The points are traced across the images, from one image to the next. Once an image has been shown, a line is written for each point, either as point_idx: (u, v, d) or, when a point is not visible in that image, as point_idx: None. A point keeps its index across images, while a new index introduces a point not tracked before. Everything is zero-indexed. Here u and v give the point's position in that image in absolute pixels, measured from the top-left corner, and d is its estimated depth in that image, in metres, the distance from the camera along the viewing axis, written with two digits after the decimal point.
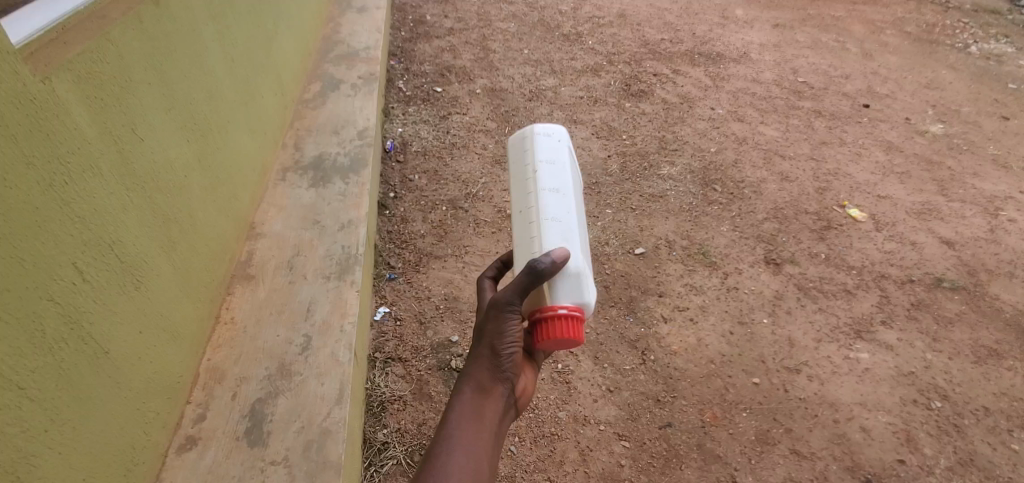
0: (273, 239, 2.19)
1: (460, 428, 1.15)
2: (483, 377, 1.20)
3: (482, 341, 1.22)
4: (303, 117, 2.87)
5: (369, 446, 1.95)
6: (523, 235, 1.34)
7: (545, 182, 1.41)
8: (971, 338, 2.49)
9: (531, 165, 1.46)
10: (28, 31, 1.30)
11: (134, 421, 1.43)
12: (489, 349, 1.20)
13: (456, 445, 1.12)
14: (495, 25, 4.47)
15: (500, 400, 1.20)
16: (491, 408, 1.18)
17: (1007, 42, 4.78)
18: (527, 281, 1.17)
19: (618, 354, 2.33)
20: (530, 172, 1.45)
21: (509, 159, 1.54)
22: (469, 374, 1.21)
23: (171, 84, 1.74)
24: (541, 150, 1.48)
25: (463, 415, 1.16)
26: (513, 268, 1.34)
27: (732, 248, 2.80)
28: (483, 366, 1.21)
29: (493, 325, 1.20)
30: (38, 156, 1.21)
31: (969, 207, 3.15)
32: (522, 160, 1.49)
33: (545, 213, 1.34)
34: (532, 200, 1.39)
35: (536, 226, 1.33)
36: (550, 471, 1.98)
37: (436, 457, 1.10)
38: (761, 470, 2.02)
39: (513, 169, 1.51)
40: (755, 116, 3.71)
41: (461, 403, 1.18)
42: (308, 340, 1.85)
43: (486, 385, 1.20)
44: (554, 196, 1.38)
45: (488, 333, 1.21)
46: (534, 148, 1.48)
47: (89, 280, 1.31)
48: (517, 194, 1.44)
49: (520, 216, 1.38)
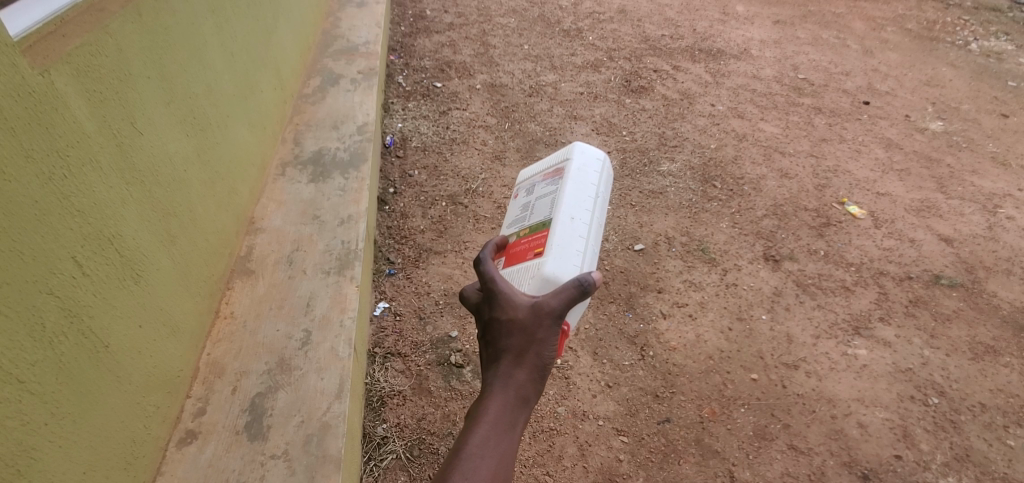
0: (272, 234, 2.19)
1: (496, 432, 1.17)
2: (523, 385, 1.23)
3: (529, 346, 1.22)
4: (302, 112, 2.87)
5: (368, 440, 1.96)
6: (569, 241, 1.42)
7: (597, 213, 1.56)
8: (968, 335, 2.50)
9: (592, 189, 1.59)
10: (27, 24, 1.31)
11: (135, 415, 1.43)
12: (537, 358, 1.23)
13: (491, 450, 1.15)
14: (495, 21, 4.46)
15: (531, 409, 1.24)
16: (523, 416, 1.22)
17: (1007, 40, 4.78)
18: (575, 298, 1.20)
19: (617, 349, 2.34)
20: (591, 196, 1.58)
21: (572, 162, 1.61)
22: (512, 377, 1.22)
23: (171, 78, 1.75)
24: (602, 184, 1.64)
25: (501, 420, 1.19)
26: (543, 258, 1.37)
27: (732, 245, 2.80)
28: (525, 372, 1.23)
29: (540, 332, 1.22)
30: (39, 149, 1.21)
31: (968, 204, 3.15)
32: (585, 176, 1.60)
33: (590, 237, 1.48)
34: (584, 217, 1.50)
35: (582, 243, 1.44)
36: (550, 466, 1.99)
37: (471, 457, 1.13)
38: (759, 465, 2.04)
39: (576, 175, 1.59)
40: (755, 113, 3.70)
41: (500, 407, 1.20)
42: (307, 335, 1.85)
43: (522, 392, 1.22)
44: (597, 226, 1.53)
45: (536, 341, 1.22)
46: (598, 179, 1.63)
47: (89, 274, 1.32)
48: (571, 200, 1.52)
49: (571, 221, 1.46)
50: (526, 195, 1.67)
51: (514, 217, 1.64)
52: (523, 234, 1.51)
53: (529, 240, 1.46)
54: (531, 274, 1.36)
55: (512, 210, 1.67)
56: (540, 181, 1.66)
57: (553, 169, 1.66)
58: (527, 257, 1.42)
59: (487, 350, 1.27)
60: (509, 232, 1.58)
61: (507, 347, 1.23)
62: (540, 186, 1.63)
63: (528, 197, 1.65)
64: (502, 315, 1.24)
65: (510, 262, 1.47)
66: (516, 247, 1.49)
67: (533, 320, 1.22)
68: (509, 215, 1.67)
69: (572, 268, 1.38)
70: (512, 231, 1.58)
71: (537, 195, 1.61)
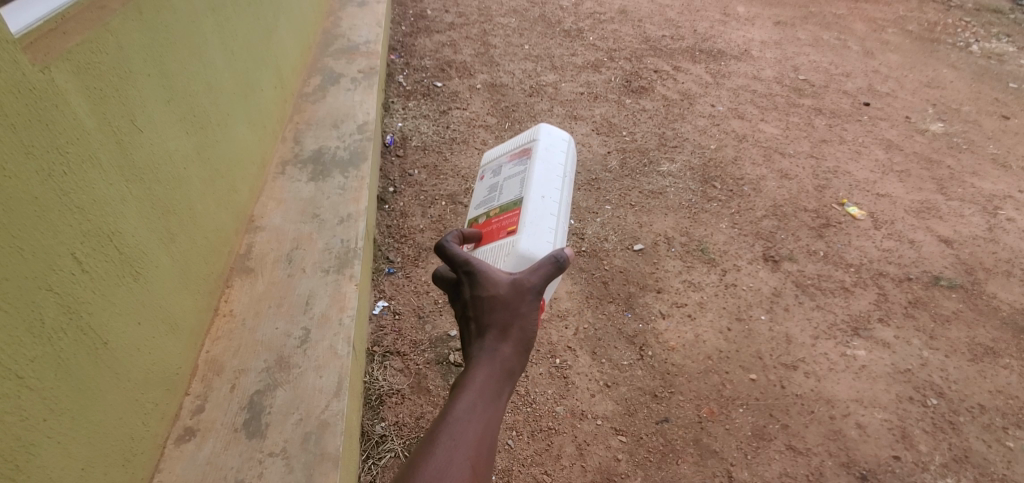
0: (272, 232, 2.19)
1: (483, 400, 1.15)
2: (508, 357, 1.21)
3: (513, 320, 1.21)
4: (302, 111, 2.87)
5: (367, 439, 1.96)
6: (542, 219, 1.45)
7: (566, 191, 1.61)
8: (967, 336, 2.50)
9: (559, 168, 1.63)
10: (28, 21, 1.31)
11: (134, 412, 1.44)
12: (520, 332, 1.22)
13: (477, 417, 1.12)
14: (496, 21, 4.47)
15: (516, 382, 1.21)
16: (508, 388, 1.20)
17: (1008, 41, 4.77)
18: (552, 273, 1.24)
19: (615, 349, 2.34)
20: (559, 175, 1.62)
21: (539, 142, 1.65)
22: (497, 348, 1.20)
23: (171, 76, 1.75)
24: (569, 164, 1.68)
25: (488, 389, 1.16)
26: (518, 236, 1.39)
27: (731, 245, 2.80)
28: (511, 345, 1.21)
29: (521, 306, 1.22)
30: (39, 146, 1.22)
31: (968, 206, 3.15)
32: (553, 156, 1.64)
33: (561, 214, 1.52)
34: (553, 195, 1.54)
35: (553, 220, 1.48)
36: (548, 465, 1.99)
37: (458, 422, 1.10)
38: (757, 465, 2.04)
39: (544, 155, 1.63)
40: (755, 113, 3.70)
41: (487, 377, 1.17)
42: (306, 333, 1.85)
43: (507, 365, 1.21)
44: (565, 204, 1.57)
45: (518, 316, 1.22)
46: (565, 159, 1.68)
47: (89, 271, 1.32)
48: (541, 179, 1.56)
49: (541, 199, 1.50)
50: (493, 176, 1.69)
51: (481, 198, 1.65)
52: (493, 213, 1.53)
53: (501, 220, 1.48)
54: (506, 252, 1.38)
55: (479, 191, 1.68)
56: (507, 161, 1.68)
57: (520, 150, 1.69)
58: (500, 236, 1.44)
59: (469, 326, 1.25)
60: (479, 213, 1.60)
61: (495, 325, 1.21)
62: (508, 167, 1.66)
63: (495, 178, 1.67)
64: (482, 292, 1.22)
65: (481, 242, 1.48)
66: (487, 227, 1.51)
67: (516, 297, 1.21)
68: (477, 196, 1.68)
69: (546, 245, 1.41)
70: (481, 212, 1.59)
71: (505, 176, 1.63)
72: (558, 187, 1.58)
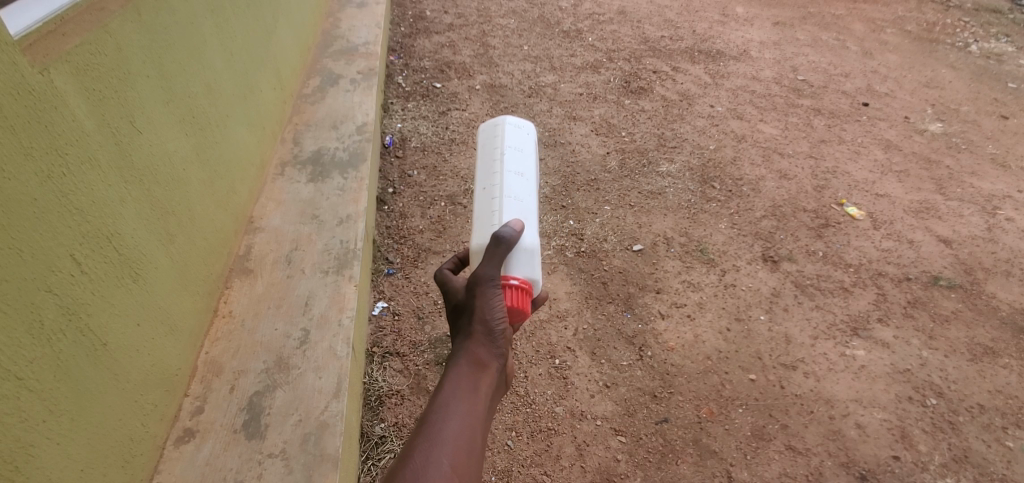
0: (271, 233, 2.20)
1: (456, 395, 1.16)
2: (480, 352, 1.23)
3: (475, 317, 1.24)
4: (302, 112, 2.87)
5: (366, 439, 1.96)
6: (483, 210, 1.46)
7: (509, 165, 1.56)
8: (967, 336, 2.50)
9: (503, 150, 1.61)
10: (25, 23, 1.31)
11: (133, 414, 1.44)
12: (484, 326, 1.23)
13: (452, 412, 1.12)
14: (495, 22, 4.47)
15: (493, 375, 1.22)
16: (486, 384, 1.20)
17: (1007, 41, 4.78)
18: (498, 252, 1.24)
19: (615, 349, 2.34)
20: (499, 156, 1.60)
21: (478, 145, 1.70)
22: (466, 349, 1.23)
23: (171, 78, 1.75)
24: (509, 138, 1.64)
25: (461, 384, 1.18)
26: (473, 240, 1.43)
27: (731, 246, 2.80)
28: (480, 342, 1.23)
29: (481, 298, 1.24)
30: (38, 148, 1.22)
31: (967, 206, 3.15)
32: (491, 145, 1.65)
33: (509, 191, 1.48)
34: (499, 179, 1.52)
35: (501, 201, 1.45)
36: (547, 466, 1.99)
37: (433, 423, 1.10)
38: (756, 465, 2.04)
39: (482, 153, 1.66)
40: (754, 114, 3.71)
41: (459, 374, 1.20)
42: (306, 334, 1.85)
43: (481, 359, 1.22)
44: (519, 179, 1.53)
45: (478, 309, 1.24)
46: (503, 137, 1.65)
47: (88, 272, 1.32)
48: (482, 174, 1.58)
49: (483, 192, 1.50)
50: None
51: None
52: None
53: None
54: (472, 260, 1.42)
55: None
56: None
57: None
58: None
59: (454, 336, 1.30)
60: None
61: (463, 327, 1.26)
62: None
63: None
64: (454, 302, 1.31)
65: None
66: None
67: (473, 292, 1.25)
68: None
69: (490, 229, 1.39)
70: None
71: None
72: (503, 168, 1.55)
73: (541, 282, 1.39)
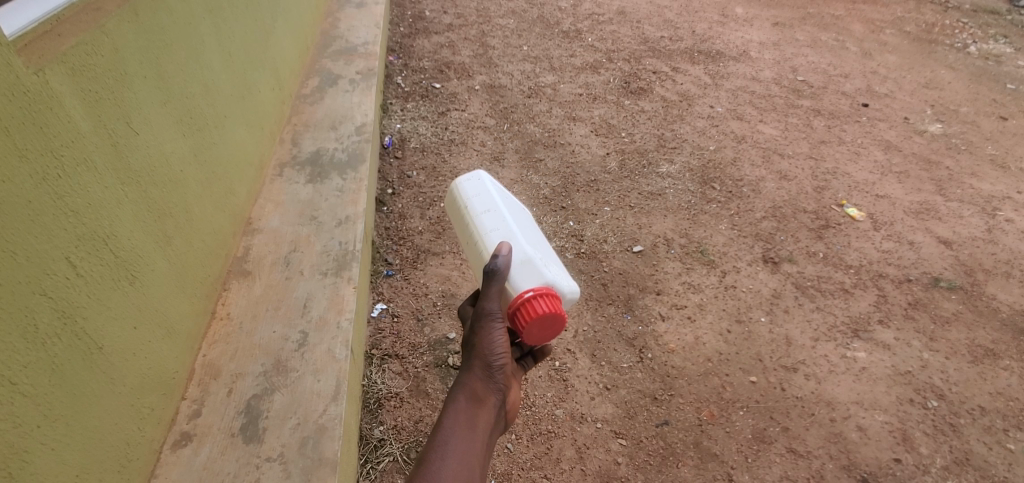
0: (269, 235, 2.18)
1: (456, 433, 1.14)
2: (477, 387, 1.20)
3: (478, 354, 1.21)
4: (300, 113, 2.85)
5: (365, 442, 1.95)
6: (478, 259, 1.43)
7: (475, 209, 1.50)
8: (968, 338, 2.49)
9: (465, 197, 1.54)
10: (21, 23, 1.28)
11: (129, 418, 1.42)
12: (484, 363, 1.21)
13: (450, 451, 1.10)
14: (494, 22, 4.46)
15: (495, 407, 1.20)
16: (484, 420, 1.18)
17: (1006, 42, 4.78)
18: (493, 283, 1.22)
19: (615, 352, 2.33)
20: (463, 208, 1.53)
21: (447, 206, 1.65)
22: (464, 384, 1.21)
23: (167, 79, 1.74)
24: (462, 191, 1.56)
25: (458, 421, 1.16)
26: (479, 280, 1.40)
27: (731, 247, 2.79)
28: (479, 378, 1.21)
29: (480, 334, 1.22)
30: (32, 150, 1.20)
31: (967, 207, 3.15)
32: (452, 204, 1.59)
33: (487, 232, 1.43)
34: (473, 225, 1.47)
35: (486, 242, 1.42)
36: (547, 469, 1.97)
37: (431, 462, 1.09)
38: (758, 468, 2.03)
39: (451, 212, 1.60)
40: (754, 114, 3.70)
41: (457, 410, 1.18)
42: (304, 336, 1.84)
43: (480, 396, 1.20)
44: (491, 213, 1.47)
45: (479, 346, 1.21)
46: (458, 191, 1.57)
47: (82, 275, 1.30)
48: (461, 227, 1.53)
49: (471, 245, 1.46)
50: None
51: None
52: None
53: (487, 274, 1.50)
54: None
55: None
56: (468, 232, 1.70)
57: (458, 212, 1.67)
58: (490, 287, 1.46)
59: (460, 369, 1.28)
60: None
61: (465, 361, 1.23)
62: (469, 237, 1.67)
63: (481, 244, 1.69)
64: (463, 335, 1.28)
65: None
66: None
67: (477, 327, 1.23)
68: None
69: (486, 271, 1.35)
70: None
71: None
72: (471, 211, 1.50)
73: (559, 283, 1.34)
